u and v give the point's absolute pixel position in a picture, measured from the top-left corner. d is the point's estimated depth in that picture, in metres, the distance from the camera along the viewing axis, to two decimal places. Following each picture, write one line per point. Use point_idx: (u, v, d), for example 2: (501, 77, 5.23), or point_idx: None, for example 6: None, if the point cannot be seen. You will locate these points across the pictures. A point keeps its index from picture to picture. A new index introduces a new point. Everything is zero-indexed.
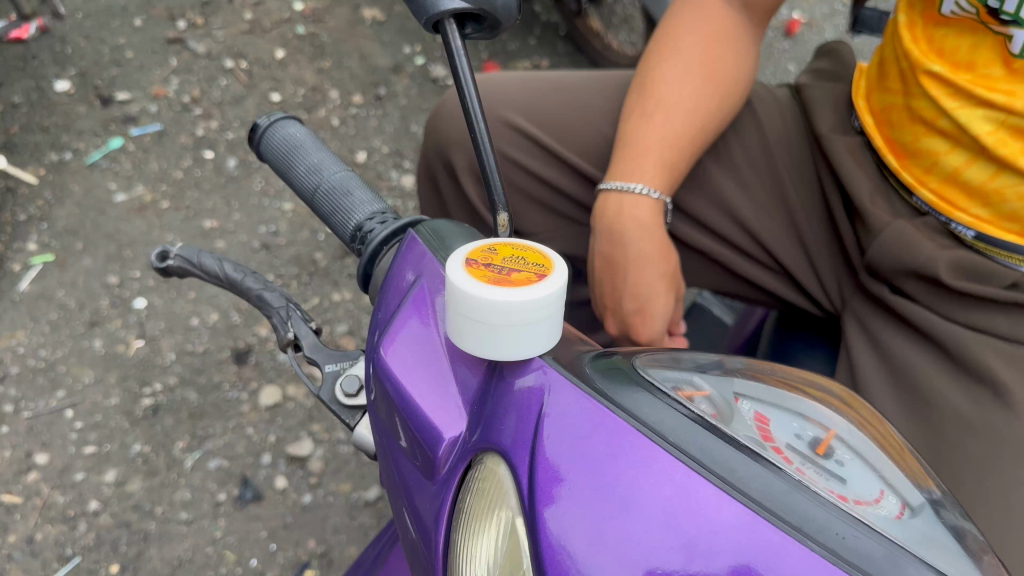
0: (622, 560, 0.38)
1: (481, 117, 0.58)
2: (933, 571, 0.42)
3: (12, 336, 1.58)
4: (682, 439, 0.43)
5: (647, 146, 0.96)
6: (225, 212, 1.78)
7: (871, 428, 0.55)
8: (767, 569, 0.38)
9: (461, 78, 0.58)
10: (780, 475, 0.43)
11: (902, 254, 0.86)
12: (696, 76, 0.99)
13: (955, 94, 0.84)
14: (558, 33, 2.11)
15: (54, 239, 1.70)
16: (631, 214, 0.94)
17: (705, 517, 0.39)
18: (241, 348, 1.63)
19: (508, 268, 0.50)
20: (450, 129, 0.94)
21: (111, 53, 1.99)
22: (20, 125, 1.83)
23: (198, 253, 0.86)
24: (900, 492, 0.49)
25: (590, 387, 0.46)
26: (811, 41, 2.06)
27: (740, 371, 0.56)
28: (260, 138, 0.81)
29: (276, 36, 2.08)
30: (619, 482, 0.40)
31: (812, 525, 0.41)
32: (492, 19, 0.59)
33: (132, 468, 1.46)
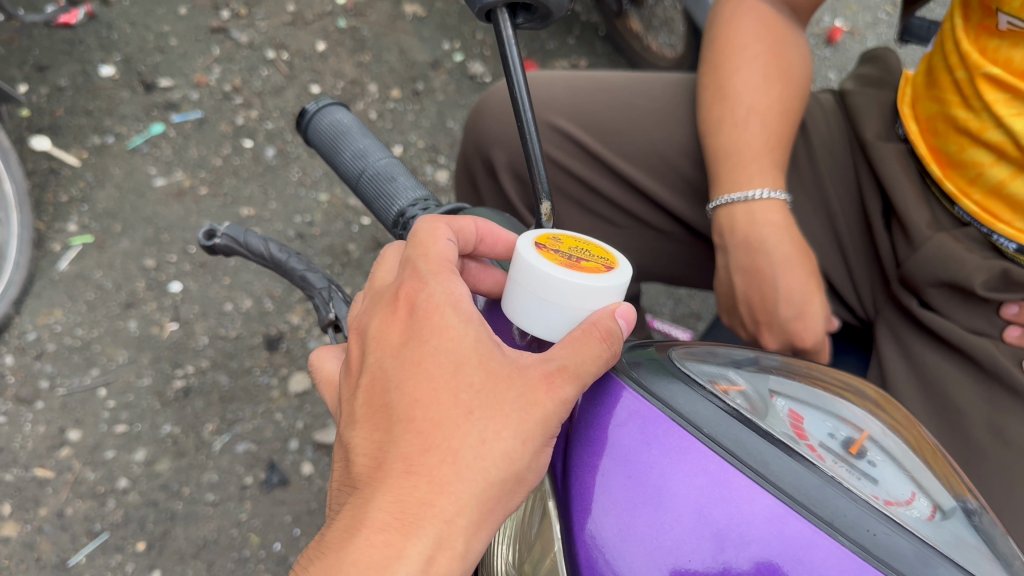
0: (651, 549, 0.43)
1: (527, 103, 0.67)
2: (965, 571, 0.44)
3: (50, 314, 1.61)
4: (717, 431, 0.46)
5: (754, 151, 0.97)
6: (262, 200, 1.80)
7: (904, 429, 0.56)
8: (796, 559, 0.41)
9: (511, 66, 0.66)
10: (814, 470, 0.46)
11: (939, 266, 0.85)
12: (773, 83, 1.01)
13: (1015, 101, 0.82)
14: (597, 33, 2.12)
15: (94, 221, 1.73)
16: (766, 220, 0.94)
17: (737, 508, 0.43)
18: (272, 334, 1.65)
19: (575, 257, 0.63)
20: (492, 126, 0.95)
21: (155, 40, 2.02)
22: (65, 108, 1.86)
23: (243, 233, 0.97)
24: (933, 494, 0.50)
25: (633, 385, 0.50)
26: (852, 50, 2.05)
27: (774, 368, 0.57)
28: (308, 123, 0.85)
29: (318, 28, 2.08)
30: (653, 472, 0.45)
31: (844, 520, 0.43)
32: (544, 11, 0.64)
33: (161, 448, 1.49)
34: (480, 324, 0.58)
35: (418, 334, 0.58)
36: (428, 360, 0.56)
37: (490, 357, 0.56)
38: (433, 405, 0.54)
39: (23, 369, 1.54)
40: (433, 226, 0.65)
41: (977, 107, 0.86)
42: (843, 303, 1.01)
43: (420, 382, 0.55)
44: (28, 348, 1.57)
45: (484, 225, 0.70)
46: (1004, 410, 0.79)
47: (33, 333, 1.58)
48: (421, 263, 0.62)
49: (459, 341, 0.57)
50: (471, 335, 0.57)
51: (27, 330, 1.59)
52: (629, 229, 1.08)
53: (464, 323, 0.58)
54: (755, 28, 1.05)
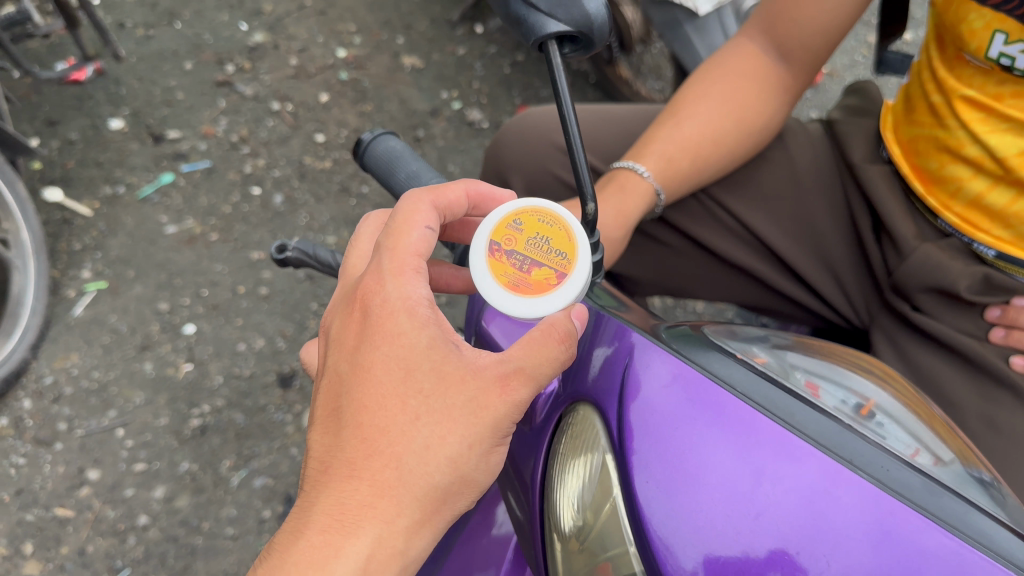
0: (697, 487, 0.45)
1: (575, 121, 0.63)
2: (969, 506, 0.48)
3: (67, 357, 1.65)
4: (747, 389, 0.50)
5: (662, 143, 1.06)
6: (272, 244, 1.86)
7: (910, 399, 0.62)
8: (830, 486, 0.44)
9: (560, 97, 0.62)
10: (832, 421, 0.50)
11: (927, 274, 0.92)
12: (716, 100, 1.08)
13: (988, 121, 0.91)
14: (589, 80, 2.20)
15: (108, 267, 1.78)
16: (623, 183, 1.04)
17: (776, 449, 0.45)
18: (285, 372, 1.69)
19: (537, 253, 0.72)
20: (511, 154, 1.08)
21: (162, 93, 2.07)
22: (76, 161, 1.93)
23: (313, 247, 1.03)
24: (935, 449, 0.55)
25: (664, 346, 0.53)
26: (832, 90, 2.15)
27: (792, 348, 0.64)
28: (365, 151, 0.91)
29: (320, 81, 2.14)
30: (696, 423, 0.47)
31: (862, 460, 0.47)
32: (587, 40, 0.62)
33: (180, 485, 1.53)
34: (434, 328, 0.62)
35: (372, 339, 0.62)
36: (378, 366, 0.61)
37: (445, 361, 0.61)
38: (381, 411, 0.60)
39: (41, 412, 1.58)
40: (414, 202, 0.68)
41: (953, 128, 0.94)
42: (839, 314, 1.08)
43: (370, 387, 0.61)
44: (46, 391, 1.60)
45: (474, 192, 0.75)
46: (995, 401, 0.86)
47: (51, 376, 1.62)
48: (386, 259, 0.65)
49: (412, 346, 0.61)
50: (425, 340, 0.61)
51: (44, 373, 1.63)
52: (639, 246, 1.15)
53: (417, 328, 0.62)
54: (736, 60, 1.09)
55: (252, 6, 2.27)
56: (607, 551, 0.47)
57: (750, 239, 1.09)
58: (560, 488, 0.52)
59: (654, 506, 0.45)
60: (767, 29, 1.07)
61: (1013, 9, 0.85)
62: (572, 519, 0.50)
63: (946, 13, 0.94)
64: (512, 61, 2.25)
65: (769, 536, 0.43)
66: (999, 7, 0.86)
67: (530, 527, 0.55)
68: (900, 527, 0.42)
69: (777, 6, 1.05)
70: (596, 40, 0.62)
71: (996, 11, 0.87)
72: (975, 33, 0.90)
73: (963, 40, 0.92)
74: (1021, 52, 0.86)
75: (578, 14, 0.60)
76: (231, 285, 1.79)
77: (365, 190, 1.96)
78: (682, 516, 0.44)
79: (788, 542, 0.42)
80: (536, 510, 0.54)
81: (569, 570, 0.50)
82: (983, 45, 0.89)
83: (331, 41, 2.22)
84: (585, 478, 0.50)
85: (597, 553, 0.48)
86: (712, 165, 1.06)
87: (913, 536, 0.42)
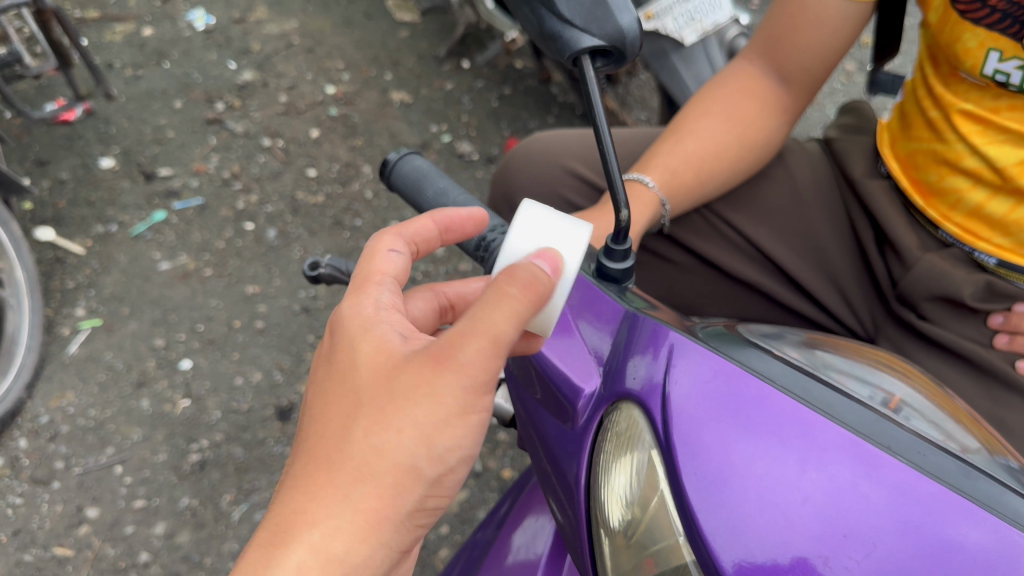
0: (743, 472, 0.52)
1: (607, 132, 0.70)
2: (993, 483, 0.55)
3: (63, 396, 1.56)
4: (786, 385, 0.58)
5: (667, 158, 1.12)
6: (266, 278, 1.79)
7: (931, 390, 0.68)
8: (867, 467, 0.51)
9: (593, 106, 0.69)
10: (865, 412, 0.57)
11: (930, 282, 0.97)
12: (718, 119, 1.15)
13: (987, 134, 0.96)
14: (575, 111, 2.28)
15: (101, 304, 1.69)
16: (630, 191, 1.09)
17: (816, 436, 0.53)
18: (284, 405, 1.60)
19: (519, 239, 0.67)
20: (518, 173, 1.16)
21: (152, 132, 2.01)
22: (67, 201, 1.85)
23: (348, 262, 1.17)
24: (961, 436, 0.61)
25: (704, 346, 0.62)
26: (814, 117, 2.20)
27: (821, 347, 0.70)
28: (392, 170, 0.95)
29: (310, 117, 2.11)
30: (739, 416, 0.55)
31: (897, 446, 0.54)
32: (618, 51, 0.69)
33: (181, 521, 1.43)
34: (381, 331, 0.63)
35: (329, 361, 0.65)
36: (329, 381, 0.63)
37: (388, 355, 0.61)
38: (325, 419, 0.60)
39: (37, 451, 1.49)
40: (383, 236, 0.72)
41: (952, 141, 0.99)
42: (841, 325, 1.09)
43: (321, 401, 0.62)
44: (41, 430, 1.51)
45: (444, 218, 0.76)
46: (1005, 404, 0.90)
47: (46, 416, 1.53)
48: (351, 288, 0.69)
49: (360, 353, 0.62)
50: (370, 344, 0.62)
51: (39, 413, 1.53)
52: (645, 263, 1.20)
53: (366, 335, 0.63)
54: (736, 82, 1.17)
55: (240, 44, 2.25)
56: (654, 545, 0.54)
57: (753, 252, 1.12)
58: (605, 487, 0.59)
59: (700, 495, 0.52)
60: (764, 51, 1.15)
61: (1008, 28, 0.91)
62: (620, 515, 0.57)
63: (940, 33, 1.00)
64: (500, 95, 2.28)
65: (814, 519, 0.49)
66: (991, 25, 0.92)
67: (574, 530, 0.62)
68: (932, 517, 0.49)
69: (774, 32, 1.13)
70: (626, 52, 0.70)
71: (989, 30, 0.92)
72: (969, 52, 0.95)
73: (959, 58, 0.98)
74: (1016, 69, 0.91)
75: (610, 29, 0.68)
76: (227, 320, 1.71)
77: (358, 223, 1.91)
78: (728, 507, 0.51)
79: (833, 525, 0.49)
80: (582, 509, 0.61)
81: (617, 563, 0.58)
82: (978, 63, 0.95)
83: (319, 78, 2.21)
84: (630, 475, 0.57)
85: (645, 547, 0.55)
86: (715, 178, 1.12)
87: (940, 505, 0.50)
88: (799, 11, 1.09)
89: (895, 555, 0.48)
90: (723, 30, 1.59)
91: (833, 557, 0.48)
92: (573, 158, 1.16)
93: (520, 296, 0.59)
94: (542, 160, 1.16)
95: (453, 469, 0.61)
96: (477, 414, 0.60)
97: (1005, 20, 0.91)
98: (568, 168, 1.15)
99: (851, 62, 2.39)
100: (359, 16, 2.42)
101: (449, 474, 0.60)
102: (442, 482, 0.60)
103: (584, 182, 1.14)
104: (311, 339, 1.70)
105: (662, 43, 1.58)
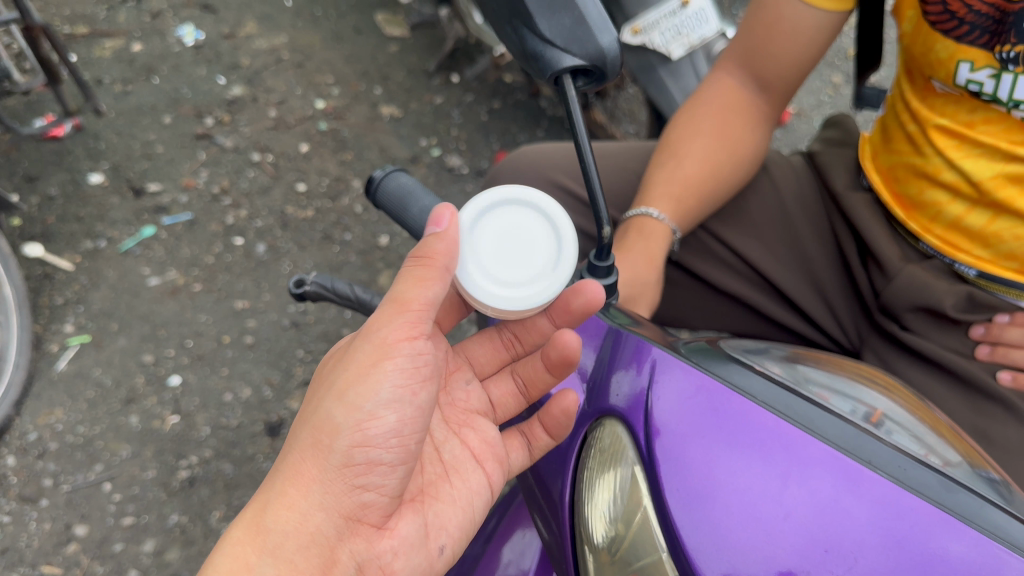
0: (727, 484, 0.52)
1: (589, 151, 0.72)
2: (976, 497, 0.55)
3: (51, 413, 1.54)
4: (767, 401, 0.58)
5: (664, 184, 1.12)
6: (256, 293, 1.78)
7: (912, 404, 0.68)
8: (847, 479, 0.52)
9: (575, 126, 0.71)
10: (847, 428, 0.58)
11: (914, 293, 0.98)
12: (705, 136, 1.15)
13: (962, 147, 0.97)
14: (564, 125, 2.30)
15: (90, 320, 1.67)
16: (641, 227, 1.09)
17: (798, 451, 0.53)
18: (273, 420, 1.60)
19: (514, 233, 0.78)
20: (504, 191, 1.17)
21: (142, 147, 1.99)
22: (56, 216, 1.82)
23: (330, 281, 1.19)
24: (942, 451, 0.61)
25: (686, 360, 0.62)
26: (799, 130, 2.22)
27: (801, 363, 0.70)
28: (377, 188, 0.96)
29: (300, 131, 2.11)
30: (721, 430, 0.55)
31: (879, 460, 0.54)
32: (601, 70, 0.71)
33: (170, 538, 1.42)
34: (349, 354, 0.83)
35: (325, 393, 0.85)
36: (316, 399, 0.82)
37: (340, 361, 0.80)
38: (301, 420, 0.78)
39: (25, 469, 1.47)
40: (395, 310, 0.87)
41: (931, 154, 1.01)
42: (826, 335, 1.09)
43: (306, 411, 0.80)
44: (29, 448, 1.49)
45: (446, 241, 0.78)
46: (987, 415, 0.90)
47: (35, 433, 1.51)
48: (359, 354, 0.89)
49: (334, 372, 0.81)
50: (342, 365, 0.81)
51: (28, 430, 1.51)
52: None
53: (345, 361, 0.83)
54: (719, 97, 1.18)
55: (229, 59, 2.23)
56: (638, 561, 0.54)
57: (739, 265, 1.13)
58: (590, 505, 0.59)
59: (682, 513, 0.52)
60: (743, 61, 1.17)
61: (978, 39, 0.92)
62: (604, 531, 0.57)
63: (915, 44, 1.01)
64: (489, 109, 2.29)
65: (796, 535, 0.50)
66: (960, 37, 0.93)
67: (562, 548, 0.62)
68: (915, 532, 0.49)
69: (750, 44, 1.14)
70: (607, 71, 0.71)
71: (958, 42, 0.93)
72: (942, 62, 0.96)
73: (933, 69, 0.98)
74: (989, 77, 0.92)
75: (591, 48, 0.69)
76: (216, 335, 1.69)
77: (347, 237, 1.91)
78: (710, 523, 0.51)
79: (815, 540, 0.49)
80: (568, 527, 0.61)
81: None
82: (952, 74, 0.96)
83: (309, 93, 2.21)
84: (613, 492, 0.58)
85: (629, 564, 0.54)
86: (710, 200, 1.12)
87: (921, 519, 0.50)
88: (772, 19, 1.11)
89: (877, 570, 0.48)
90: (710, 44, 1.59)
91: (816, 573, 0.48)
92: (560, 173, 1.16)
93: (419, 272, 0.74)
94: (529, 174, 1.17)
95: (375, 417, 0.72)
96: (392, 370, 0.74)
97: (973, 32, 0.92)
98: (555, 183, 1.16)
99: (838, 75, 2.41)
100: (348, 31, 2.42)
101: (370, 423, 0.72)
102: (364, 434, 0.72)
103: (571, 198, 1.15)
104: (299, 354, 1.69)
105: (649, 56, 1.58)
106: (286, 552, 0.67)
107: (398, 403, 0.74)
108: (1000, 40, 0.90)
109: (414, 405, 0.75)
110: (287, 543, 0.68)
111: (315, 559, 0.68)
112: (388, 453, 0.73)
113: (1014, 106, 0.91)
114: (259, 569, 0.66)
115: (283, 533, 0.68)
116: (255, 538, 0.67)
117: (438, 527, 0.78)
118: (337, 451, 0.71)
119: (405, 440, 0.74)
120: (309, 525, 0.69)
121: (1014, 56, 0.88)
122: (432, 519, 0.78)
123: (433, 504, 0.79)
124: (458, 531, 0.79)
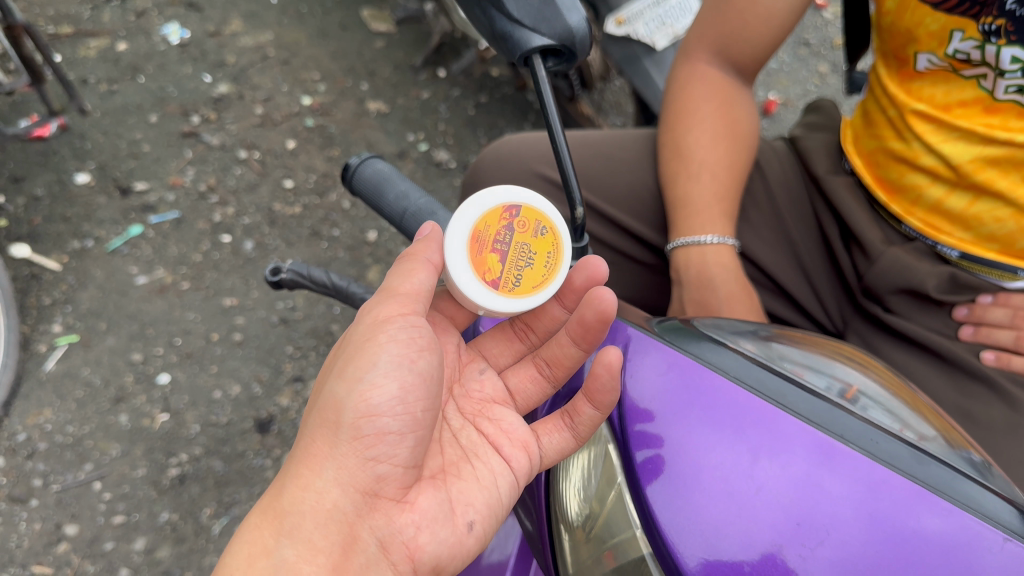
0: (707, 457, 0.53)
1: (561, 139, 0.76)
2: (950, 468, 0.56)
3: (40, 413, 1.52)
4: (740, 374, 0.59)
5: (707, 200, 1.09)
6: (244, 290, 1.77)
7: (886, 381, 0.68)
8: (822, 455, 0.52)
9: (546, 105, 0.73)
10: (820, 403, 0.58)
11: (897, 275, 0.98)
12: (718, 136, 1.15)
13: (941, 130, 0.97)
14: None
15: (79, 320, 1.66)
16: (716, 261, 1.05)
17: (772, 429, 0.54)
18: (263, 417, 1.60)
19: (515, 262, 0.86)
20: (488, 179, 1.17)
21: (128, 146, 1.97)
22: (43, 217, 1.80)
23: (305, 269, 1.19)
24: (917, 427, 0.62)
25: (661, 340, 0.64)
26: (786, 119, 2.23)
27: (776, 340, 0.71)
28: (353, 176, 0.97)
29: (287, 129, 2.09)
30: (699, 402, 0.56)
31: (852, 435, 0.55)
32: (569, 50, 0.73)
33: (161, 536, 1.42)
34: None
35: None
36: None
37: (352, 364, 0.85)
38: None
39: (15, 469, 1.45)
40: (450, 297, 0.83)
41: (912, 138, 1.01)
42: (810, 320, 1.10)
43: None
44: (18, 449, 1.47)
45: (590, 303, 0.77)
46: (970, 394, 0.91)
47: (24, 433, 1.49)
48: None
49: None
50: None
51: (16, 431, 1.50)
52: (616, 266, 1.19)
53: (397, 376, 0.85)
54: (708, 88, 1.19)
55: (215, 57, 2.21)
56: (614, 538, 0.54)
57: None
58: (568, 487, 0.60)
59: (656, 490, 0.52)
60: (722, 53, 1.18)
61: (968, 10, 0.90)
62: (579, 510, 0.57)
63: (900, 19, 0.99)
64: (476, 103, 2.29)
65: (770, 509, 0.50)
66: (951, 9, 0.92)
67: (539, 537, 0.62)
68: (891, 506, 0.50)
69: (725, 29, 1.16)
70: (577, 49, 0.73)
71: (949, 14, 0.92)
72: (932, 35, 0.95)
73: (922, 42, 0.97)
74: (974, 48, 0.91)
75: (560, 28, 0.71)
76: (205, 333, 1.68)
77: (335, 232, 1.91)
78: (685, 499, 0.51)
79: (789, 514, 0.50)
80: (546, 517, 0.61)
81: (577, 560, 0.57)
82: (938, 48, 0.95)
83: (295, 89, 2.19)
84: (590, 474, 0.59)
85: (604, 541, 0.54)
86: (739, 204, 1.12)
87: (895, 491, 0.51)
88: (746, 6, 1.12)
89: (851, 542, 0.49)
90: None
91: (789, 546, 0.49)
92: (541, 163, 1.15)
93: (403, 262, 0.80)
94: (513, 165, 1.17)
95: (375, 385, 0.72)
96: (387, 342, 0.74)
97: (963, 4, 0.90)
98: (539, 174, 1.15)
99: (824, 64, 2.41)
100: (334, 27, 2.41)
101: (372, 391, 0.72)
102: (369, 404, 0.72)
103: (555, 187, 1.14)
104: (288, 350, 1.70)
105: (633, 47, 1.57)
106: (306, 531, 0.67)
107: (399, 370, 0.74)
108: (984, 11, 0.89)
109: (415, 372, 0.75)
110: (304, 520, 0.68)
111: (333, 535, 0.68)
112: (389, 416, 0.73)
113: (1002, 74, 0.90)
114: (279, 552, 0.66)
115: (300, 511, 0.68)
116: (272, 523, 0.68)
117: (465, 503, 0.75)
118: (343, 423, 0.72)
119: (410, 406, 0.74)
120: (325, 502, 0.69)
121: (997, 29, 0.88)
122: (457, 495, 0.76)
123: (455, 482, 0.77)
124: (485, 508, 0.74)
